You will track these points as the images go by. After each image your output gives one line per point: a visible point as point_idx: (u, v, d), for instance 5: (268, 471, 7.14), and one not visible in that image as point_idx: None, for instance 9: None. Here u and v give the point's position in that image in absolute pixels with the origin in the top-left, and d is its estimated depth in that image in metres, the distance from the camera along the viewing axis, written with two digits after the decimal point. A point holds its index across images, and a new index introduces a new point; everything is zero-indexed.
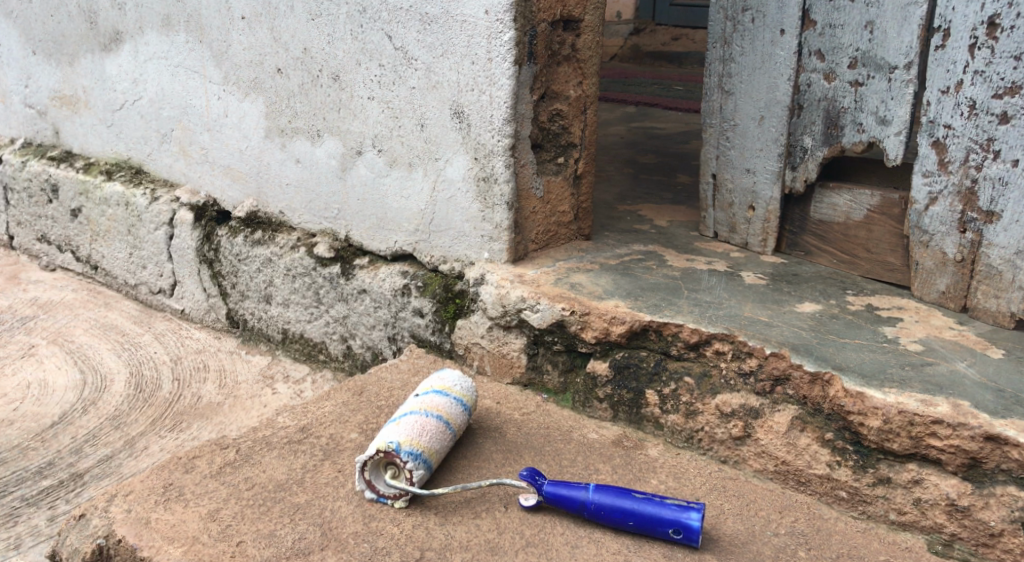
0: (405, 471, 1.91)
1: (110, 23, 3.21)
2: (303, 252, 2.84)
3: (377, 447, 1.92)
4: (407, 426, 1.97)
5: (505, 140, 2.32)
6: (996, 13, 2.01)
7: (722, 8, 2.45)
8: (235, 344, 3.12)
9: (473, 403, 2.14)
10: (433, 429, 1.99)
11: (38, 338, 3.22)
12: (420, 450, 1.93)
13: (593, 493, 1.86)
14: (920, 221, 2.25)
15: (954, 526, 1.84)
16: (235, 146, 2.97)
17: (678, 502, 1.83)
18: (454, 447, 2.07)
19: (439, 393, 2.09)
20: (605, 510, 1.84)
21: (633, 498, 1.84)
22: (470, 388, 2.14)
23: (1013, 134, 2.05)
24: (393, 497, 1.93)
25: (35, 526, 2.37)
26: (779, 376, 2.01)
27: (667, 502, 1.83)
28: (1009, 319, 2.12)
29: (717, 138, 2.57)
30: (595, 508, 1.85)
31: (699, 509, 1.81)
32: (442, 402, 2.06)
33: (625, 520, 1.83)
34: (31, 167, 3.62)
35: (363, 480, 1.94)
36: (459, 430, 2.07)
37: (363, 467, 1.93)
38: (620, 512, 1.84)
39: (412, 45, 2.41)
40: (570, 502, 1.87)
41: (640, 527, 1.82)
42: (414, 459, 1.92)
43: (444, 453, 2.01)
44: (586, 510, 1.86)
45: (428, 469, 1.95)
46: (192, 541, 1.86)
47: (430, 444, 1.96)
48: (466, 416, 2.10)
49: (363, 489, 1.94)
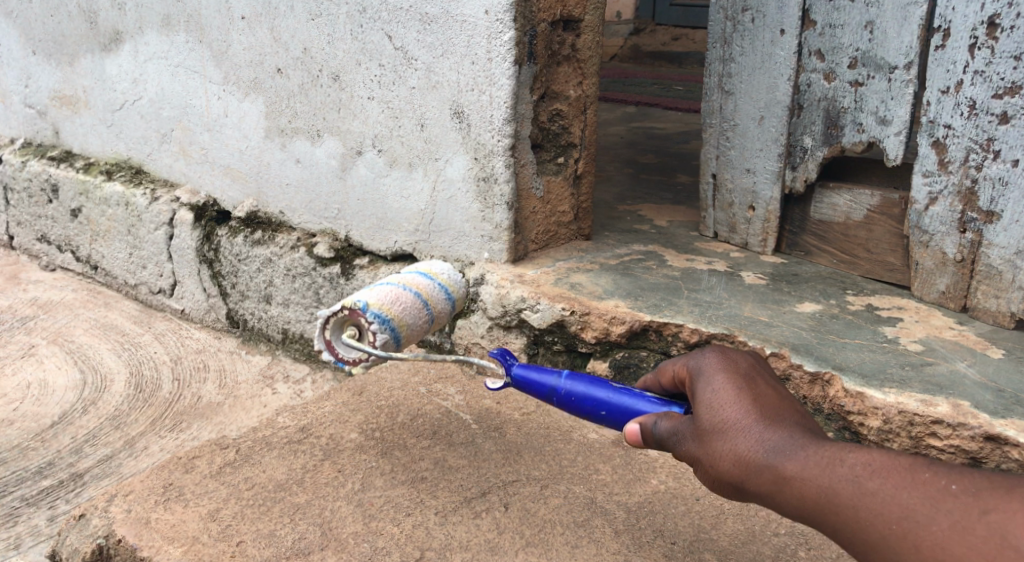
0: (369, 331, 1.92)
1: (111, 23, 3.21)
2: (303, 252, 2.84)
3: (343, 304, 1.94)
4: (377, 293, 1.99)
5: (505, 141, 2.32)
6: (996, 13, 2.01)
7: (722, 8, 2.45)
8: (235, 344, 3.12)
9: (458, 291, 2.30)
10: (407, 302, 2.03)
11: (38, 338, 3.22)
12: (388, 316, 1.95)
13: (565, 378, 1.68)
14: (920, 221, 2.25)
15: None
16: (235, 146, 2.97)
17: (660, 397, 1.61)
18: (423, 330, 2.10)
19: (425, 276, 2.21)
20: (576, 398, 1.66)
21: (609, 387, 1.64)
22: (457, 277, 2.32)
23: (1013, 134, 2.05)
24: (350, 361, 1.95)
25: (36, 526, 2.37)
26: (779, 376, 2.01)
27: (646, 395, 1.61)
28: (1009, 318, 2.12)
29: (717, 138, 2.57)
30: (564, 395, 1.67)
31: (681, 406, 1.57)
32: (412, 289, 2.08)
33: (596, 409, 1.64)
34: (31, 167, 3.62)
35: (323, 339, 1.96)
36: (428, 317, 2.12)
37: (323, 323, 1.96)
38: (592, 401, 1.64)
39: (412, 45, 2.41)
40: (538, 390, 1.71)
41: (613, 417, 1.63)
42: (379, 320, 1.93)
43: (412, 328, 2.04)
44: (555, 397, 1.69)
45: (394, 337, 1.97)
46: (192, 540, 1.85)
47: (398, 313, 1.98)
48: (447, 304, 2.22)
49: (323, 349, 1.97)
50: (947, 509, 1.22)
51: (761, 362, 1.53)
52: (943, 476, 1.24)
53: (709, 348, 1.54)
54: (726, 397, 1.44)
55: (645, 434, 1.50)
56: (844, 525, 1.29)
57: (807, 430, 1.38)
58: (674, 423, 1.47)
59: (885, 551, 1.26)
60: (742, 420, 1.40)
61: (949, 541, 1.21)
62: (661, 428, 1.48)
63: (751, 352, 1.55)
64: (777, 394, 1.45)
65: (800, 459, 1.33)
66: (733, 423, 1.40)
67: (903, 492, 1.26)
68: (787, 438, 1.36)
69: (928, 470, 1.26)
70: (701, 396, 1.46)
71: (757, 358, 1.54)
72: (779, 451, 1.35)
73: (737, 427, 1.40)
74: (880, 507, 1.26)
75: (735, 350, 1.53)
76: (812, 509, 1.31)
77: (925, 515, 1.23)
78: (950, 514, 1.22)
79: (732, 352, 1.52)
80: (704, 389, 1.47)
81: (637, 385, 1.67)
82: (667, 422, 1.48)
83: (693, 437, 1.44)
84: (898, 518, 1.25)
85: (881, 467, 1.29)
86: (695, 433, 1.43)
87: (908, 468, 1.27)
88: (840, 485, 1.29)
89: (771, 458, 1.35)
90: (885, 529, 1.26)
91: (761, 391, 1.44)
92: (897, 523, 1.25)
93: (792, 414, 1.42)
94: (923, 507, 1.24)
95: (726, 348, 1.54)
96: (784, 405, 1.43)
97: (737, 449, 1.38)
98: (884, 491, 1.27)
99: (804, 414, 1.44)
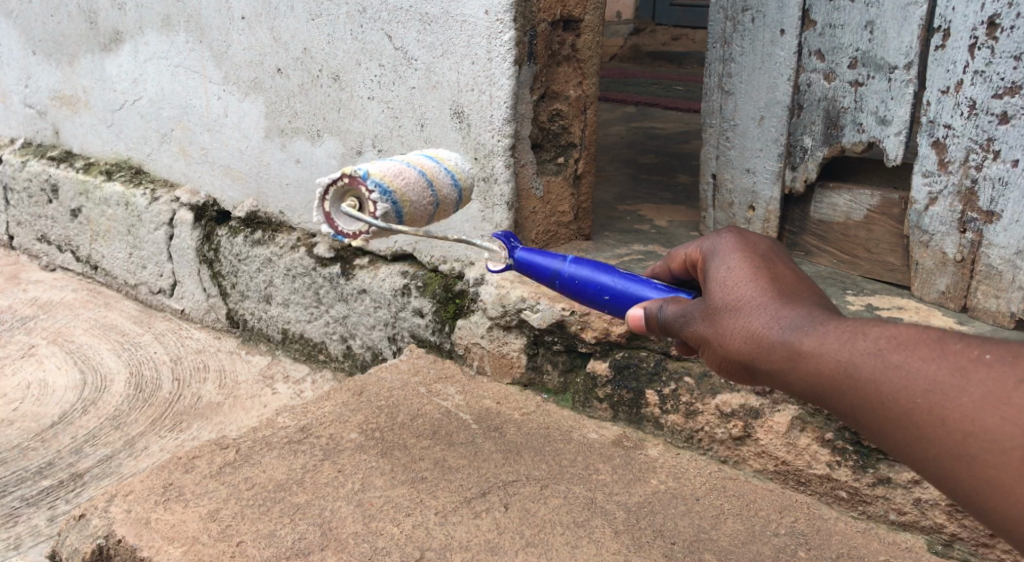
0: (370, 203, 1.69)
1: (111, 23, 3.21)
2: (303, 252, 2.85)
3: (344, 172, 1.72)
4: (383, 166, 1.74)
5: (505, 140, 2.32)
6: (996, 13, 2.01)
7: (722, 8, 2.45)
8: (235, 344, 3.12)
9: (466, 184, 1.91)
10: (413, 180, 1.75)
11: (38, 338, 3.22)
12: (392, 188, 1.70)
13: (569, 263, 1.68)
14: (920, 221, 2.25)
15: (954, 526, 1.85)
16: (235, 146, 2.97)
17: (665, 285, 1.60)
18: (432, 214, 1.82)
19: (430, 158, 1.87)
20: (579, 282, 1.66)
21: (613, 273, 1.64)
22: (466, 168, 1.92)
23: (1013, 134, 2.05)
24: (352, 236, 1.74)
25: (35, 526, 2.37)
26: None
27: (652, 283, 1.60)
28: (1009, 319, 2.12)
29: (717, 138, 2.56)
30: (567, 279, 1.67)
31: (688, 292, 1.56)
32: (430, 165, 1.84)
33: (599, 294, 1.64)
34: (31, 167, 3.62)
35: (322, 212, 1.76)
36: (439, 200, 1.82)
37: (323, 194, 1.74)
38: (595, 286, 1.64)
39: (412, 45, 2.41)
40: (541, 273, 1.71)
41: (616, 302, 1.62)
42: (381, 192, 1.69)
43: (417, 208, 1.76)
44: (558, 281, 1.69)
45: (397, 212, 1.72)
46: (192, 540, 1.85)
47: (405, 189, 1.72)
48: (454, 193, 1.86)
49: (323, 223, 1.77)
50: (979, 379, 1.09)
51: (780, 246, 1.43)
52: (976, 344, 1.10)
53: (726, 232, 1.45)
54: (741, 277, 1.35)
55: (652, 319, 1.44)
56: (864, 401, 1.17)
57: (826, 307, 1.27)
58: (683, 306, 1.40)
59: (908, 431, 1.13)
60: (756, 298, 1.30)
61: (980, 414, 1.08)
62: (668, 312, 1.41)
63: (770, 238, 1.45)
64: (794, 275, 1.35)
65: (818, 334, 1.21)
66: (746, 302, 1.31)
67: (930, 363, 1.12)
68: (803, 315, 1.25)
69: (959, 341, 1.13)
70: (715, 278, 1.37)
71: (776, 243, 1.44)
72: (795, 327, 1.24)
73: (749, 305, 1.30)
74: (903, 381, 1.14)
75: (752, 234, 1.43)
76: (829, 386, 1.20)
77: (954, 387, 1.10)
78: (982, 383, 1.08)
79: (749, 235, 1.43)
80: (718, 270, 1.38)
81: (647, 274, 1.66)
82: (673, 306, 1.41)
83: (705, 318, 1.35)
84: (924, 392, 1.12)
85: (906, 338, 1.15)
86: (706, 313, 1.35)
87: (936, 339, 1.14)
88: (861, 360, 1.17)
89: (786, 334, 1.24)
90: (909, 404, 1.13)
91: (777, 271, 1.34)
92: (922, 396, 1.12)
93: (812, 294, 1.31)
94: (951, 378, 1.10)
95: (744, 231, 1.44)
96: (801, 285, 1.33)
97: (749, 326, 1.29)
98: (909, 364, 1.14)
99: (824, 294, 1.32)
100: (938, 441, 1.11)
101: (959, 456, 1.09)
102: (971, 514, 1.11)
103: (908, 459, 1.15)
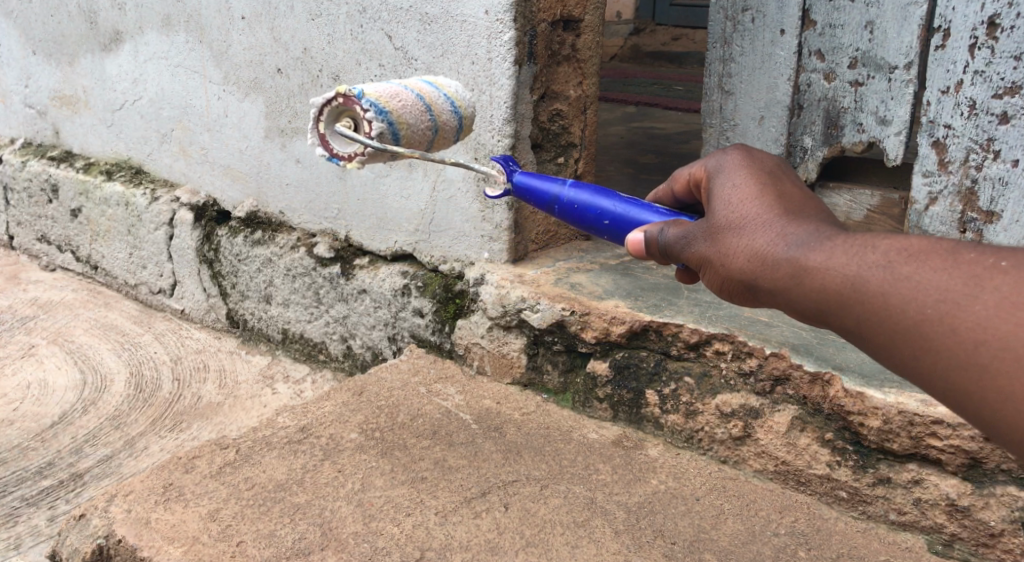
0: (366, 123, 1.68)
1: (111, 23, 3.21)
2: (303, 252, 2.84)
3: (339, 91, 1.71)
4: (380, 88, 1.72)
5: (505, 141, 2.32)
6: (996, 13, 2.02)
7: (722, 8, 2.43)
8: (235, 343, 3.12)
9: (463, 116, 1.92)
10: (409, 103, 1.74)
11: (38, 338, 3.22)
12: (388, 109, 1.68)
13: (569, 188, 1.61)
14: (920, 221, 2.24)
15: (954, 526, 1.85)
16: (235, 145, 2.97)
17: (668, 210, 1.53)
18: (428, 141, 1.82)
19: (431, 83, 1.91)
20: (578, 207, 1.59)
21: (614, 197, 1.57)
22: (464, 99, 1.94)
23: (1013, 134, 2.05)
24: (346, 159, 1.73)
25: (35, 526, 2.37)
26: (779, 376, 2.01)
27: (654, 208, 1.53)
28: None
29: (717, 138, 2.55)
30: (567, 204, 1.61)
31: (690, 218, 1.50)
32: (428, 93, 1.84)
33: (599, 219, 1.57)
34: (31, 167, 3.62)
35: (316, 135, 1.76)
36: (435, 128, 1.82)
37: (318, 115, 1.74)
38: (595, 210, 1.57)
39: (412, 45, 2.41)
40: (542, 198, 1.65)
41: (616, 227, 1.55)
42: (377, 112, 1.67)
43: (413, 132, 1.75)
44: (557, 206, 1.63)
45: (392, 134, 1.71)
46: (192, 540, 1.85)
47: (401, 111, 1.71)
48: (450, 121, 1.87)
49: (316, 145, 1.76)
50: (994, 286, 1.01)
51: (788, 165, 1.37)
52: (990, 252, 1.02)
53: (731, 150, 1.39)
54: (747, 194, 1.29)
55: (652, 244, 1.39)
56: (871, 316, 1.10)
57: (835, 224, 1.21)
58: (683, 227, 1.34)
59: (917, 343, 1.06)
60: (761, 215, 1.24)
61: (993, 323, 1.00)
62: (668, 235, 1.35)
63: (778, 157, 1.39)
64: (801, 194, 1.29)
65: (824, 249, 1.15)
66: (751, 219, 1.25)
67: (941, 273, 1.05)
68: (812, 232, 1.19)
69: (975, 251, 1.05)
70: (720, 196, 1.32)
71: (784, 162, 1.38)
72: (801, 243, 1.18)
73: (754, 223, 1.24)
74: (914, 293, 1.06)
75: (760, 153, 1.38)
76: (834, 301, 1.13)
77: (966, 295, 1.02)
78: (997, 291, 1.00)
79: (757, 154, 1.37)
80: (723, 185, 1.33)
81: (648, 199, 1.59)
82: (675, 229, 1.35)
83: (707, 237, 1.30)
84: (934, 302, 1.04)
85: (918, 250, 1.08)
86: (710, 232, 1.30)
87: (949, 250, 1.06)
88: (868, 274, 1.10)
89: (792, 250, 1.18)
90: (919, 315, 1.05)
91: (783, 190, 1.29)
92: (933, 307, 1.04)
93: (820, 211, 1.25)
94: (964, 287, 1.02)
95: (750, 150, 1.39)
96: (809, 202, 1.27)
97: (752, 244, 1.23)
98: (920, 276, 1.06)
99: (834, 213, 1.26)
100: (949, 354, 1.03)
101: (971, 369, 1.01)
102: (986, 433, 1.02)
103: (917, 375, 1.07)
